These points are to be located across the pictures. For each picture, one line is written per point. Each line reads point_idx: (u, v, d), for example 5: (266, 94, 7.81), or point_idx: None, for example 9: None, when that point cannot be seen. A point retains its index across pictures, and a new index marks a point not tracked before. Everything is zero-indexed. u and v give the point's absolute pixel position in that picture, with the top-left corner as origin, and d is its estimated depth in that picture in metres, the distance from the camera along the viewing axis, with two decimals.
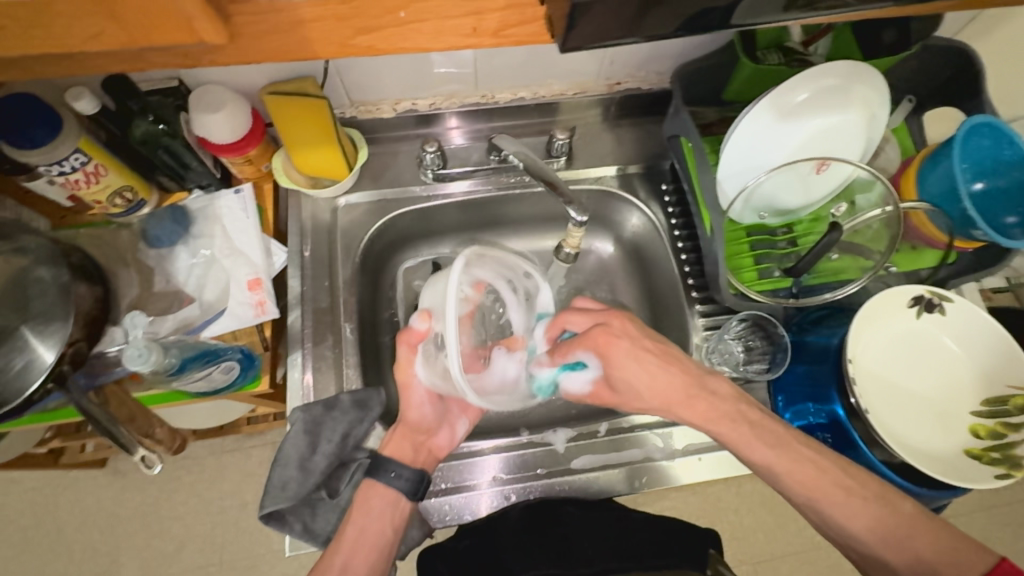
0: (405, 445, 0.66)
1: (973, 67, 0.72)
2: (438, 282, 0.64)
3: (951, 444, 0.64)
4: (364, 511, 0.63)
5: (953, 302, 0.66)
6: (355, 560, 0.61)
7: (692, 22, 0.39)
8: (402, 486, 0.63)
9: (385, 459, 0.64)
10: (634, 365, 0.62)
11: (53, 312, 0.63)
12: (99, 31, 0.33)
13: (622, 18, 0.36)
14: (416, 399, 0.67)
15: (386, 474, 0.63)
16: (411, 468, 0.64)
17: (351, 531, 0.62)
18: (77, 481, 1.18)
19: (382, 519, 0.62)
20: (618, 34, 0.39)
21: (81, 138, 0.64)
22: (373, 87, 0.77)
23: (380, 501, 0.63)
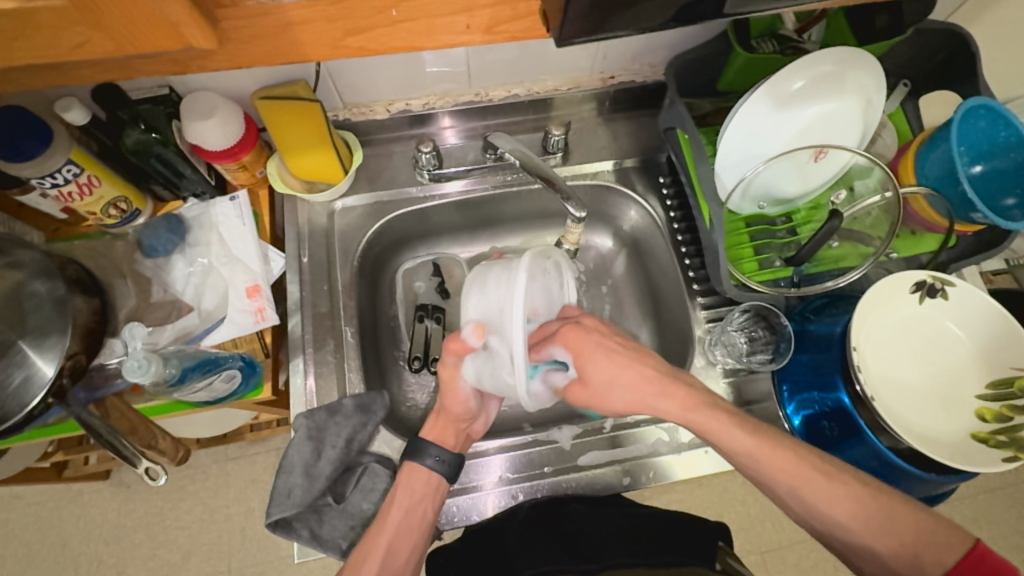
0: (444, 429, 0.67)
1: (968, 49, 0.71)
2: (485, 291, 0.61)
3: (957, 429, 0.64)
4: (407, 492, 0.63)
5: (955, 287, 0.66)
6: (399, 542, 0.62)
7: (687, 11, 0.38)
8: (440, 469, 0.64)
9: (425, 444, 0.65)
10: (605, 359, 0.61)
11: (50, 327, 0.63)
12: (84, 42, 0.32)
13: (613, 11, 0.36)
14: (460, 393, 0.64)
15: (426, 458, 0.64)
16: (450, 452, 0.65)
17: (396, 514, 0.62)
18: (81, 494, 1.18)
19: (425, 500, 0.63)
20: (612, 28, 0.38)
21: (73, 149, 0.63)
22: (366, 88, 0.76)
23: (422, 483, 0.64)
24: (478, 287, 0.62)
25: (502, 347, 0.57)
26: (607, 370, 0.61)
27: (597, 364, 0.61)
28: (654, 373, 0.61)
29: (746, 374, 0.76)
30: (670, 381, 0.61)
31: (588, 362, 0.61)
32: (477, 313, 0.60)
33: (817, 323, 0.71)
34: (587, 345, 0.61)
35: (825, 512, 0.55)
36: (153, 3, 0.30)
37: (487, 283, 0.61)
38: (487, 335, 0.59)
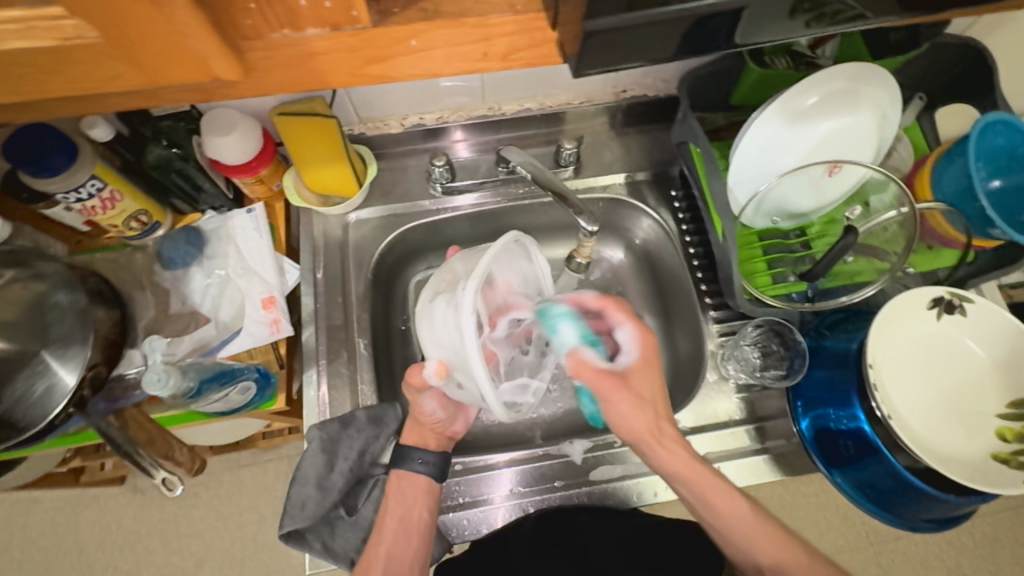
0: (422, 433, 0.68)
1: (985, 63, 0.71)
2: (436, 324, 0.57)
3: (977, 448, 0.63)
4: (398, 499, 0.64)
5: (974, 303, 0.65)
6: (399, 546, 0.63)
7: (690, 42, 0.39)
8: (427, 471, 0.65)
9: (408, 449, 0.66)
10: (649, 377, 0.61)
11: (72, 337, 0.65)
12: (118, 75, 0.33)
13: (618, 45, 0.36)
14: (427, 407, 0.65)
15: (412, 462, 0.65)
16: (433, 453, 0.66)
17: (391, 521, 0.63)
18: (97, 499, 1.19)
19: (418, 504, 0.64)
20: (622, 59, 0.39)
21: (97, 164, 0.65)
22: (382, 104, 0.77)
23: (412, 488, 0.65)
24: (433, 310, 0.58)
25: (467, 385, 0.57)
26: (643, 390, 0.61)
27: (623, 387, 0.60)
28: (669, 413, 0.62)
29: (759, 390, 0.76)
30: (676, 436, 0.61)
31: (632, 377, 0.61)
32: (438, 352, 0.57)
33: (832, 339, 0.71)
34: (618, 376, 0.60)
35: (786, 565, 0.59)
36: (184, 38, 0.31)
37: (438, 314, 0.56)
38: (449, 373, 0.57)
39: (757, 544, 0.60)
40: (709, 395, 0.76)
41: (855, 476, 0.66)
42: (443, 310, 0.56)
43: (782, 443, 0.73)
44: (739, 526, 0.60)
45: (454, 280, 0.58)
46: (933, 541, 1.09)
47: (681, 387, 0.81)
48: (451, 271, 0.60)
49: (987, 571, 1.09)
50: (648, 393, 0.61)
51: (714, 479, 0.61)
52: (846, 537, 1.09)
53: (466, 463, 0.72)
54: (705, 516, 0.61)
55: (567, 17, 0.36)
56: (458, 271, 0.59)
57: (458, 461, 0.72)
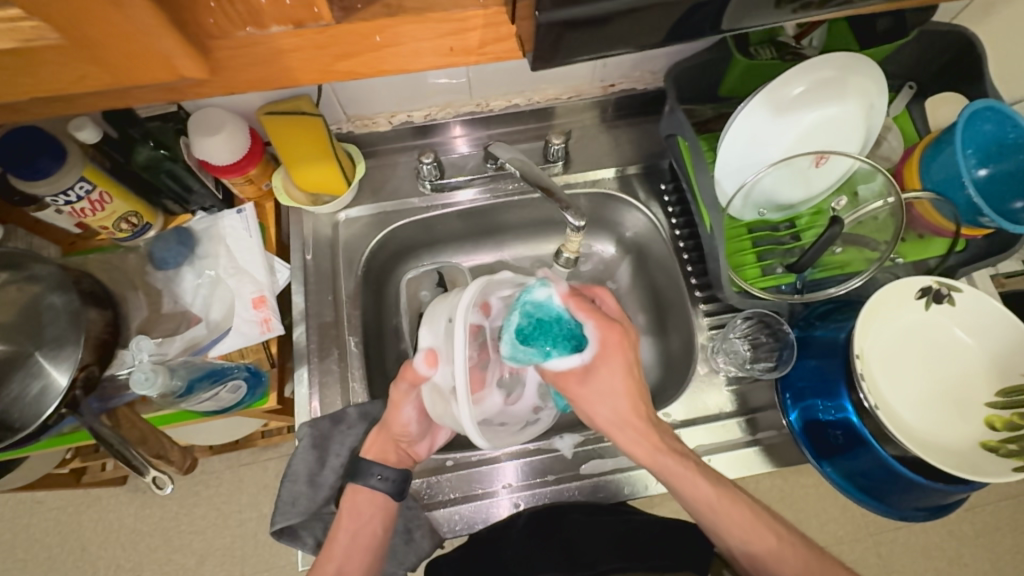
0: (386, 445, 0.66)
1: (974, 50, 0.70)
2: (439, 410, 0.59)
3: (966, 437, 0.63)
4: (353, 516, 0.64)
5: (962, 292, 0.65)
6: (351, 562, 0.63)
7: (677, 29, 0.38)
8: (385, 487, 0.64)
9: (367, 464, 0.65)
10: (613, 373, 0.61)
11: (65, 338, 0.65)
12: (83, 75, 0.33)
13: (582, 36, 0.36)
14: (403, 415, 0.65)
15: (370, 477, 0.64)
16: (394, 469, 0.65)
17: (343, 537, 0.63)
18: (99, 499, 1.20)
19: (373, 520, 0.64)
20: (578, 50, 0.38)
21: (86, 166, 0.66)
22: (369, 101, 0.78)
23: (368, 502, 0.65)
24: (432, 385, 0.60)
25: None
26: (608, 383, 0.61)
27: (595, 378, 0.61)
28: (637, 407, 0.62)
29: (750, 381, 0.76)
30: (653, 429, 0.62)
31: (598, 363, 0.61)
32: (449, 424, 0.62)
33: (822, 329, 0.70)
34: (599, 367, 0.61)
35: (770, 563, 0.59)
36: (146, 38, 0.31)
37: (439, 395, 0.59)
38: None
39: (735, 533, 0.61)
40: (700, 388, 0.76)
41: (844, 465, 0.67)
42: (441, 394, 0.59)
43: (773, 434, 0.73)
44: (718, 513, 0.61)
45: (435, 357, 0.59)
46: (931, 530, 1.09)
47: (672, 380, 0.81)
48: (428, 350, 0.59)
49: (987, 559, 1.09)
50: (617, 387, 0.61)
51: (687, 464, 0.62)
52: (844, 527, 1.09)
53: (457, 459, 0.72)
54: (694, 506, 0.62)
55: (521, 11, 0.35)
56: (437, 347, 0.58)
57: (449, 456, 0.72)
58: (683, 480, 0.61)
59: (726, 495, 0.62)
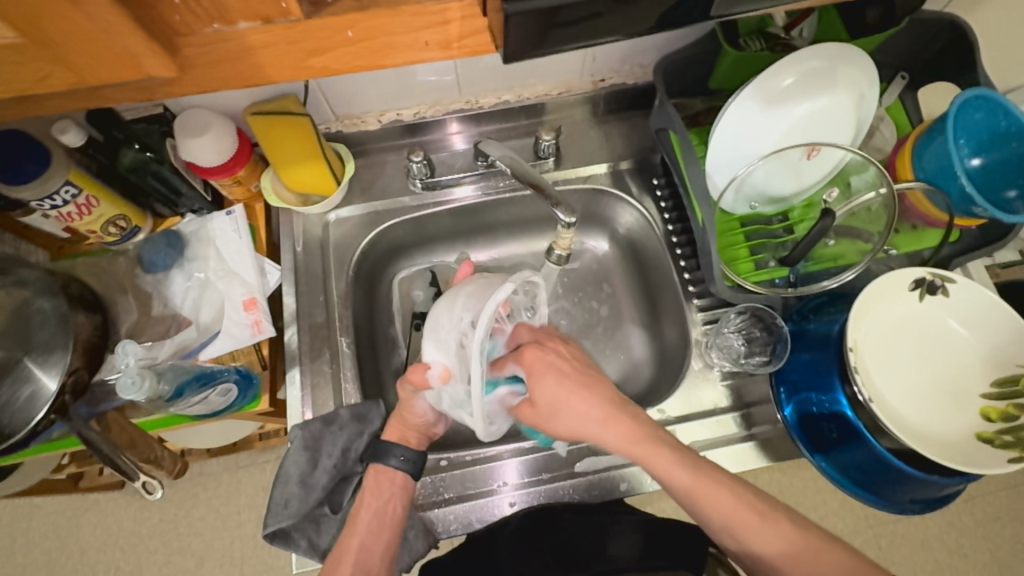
0: (404, 430, 0.68)
1: (966, 38, 0.69)
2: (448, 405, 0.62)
3: (961, 428, 0.62)
4: (374, 493, 0.64)
5: (956, 283, 0.65)
6: (372, 540, 0.63)
7: (669, 16, 0.37)
8: (405, 468, 0.65)
9: (389, 445, 0.65)
10: (555, 383, 0.60)
11: (54, 343, 0.64)
12: (47, 75, 0.32)
13: (560, 26, 0.35)
14: (419, 409, 0.65)
15: (391, 458, 0.65)
16: (414, 450, 0.66)
17: (365, 514, 0.63)
18: (97, 503, 1.20)
19: (394, 500, 0.64)
20: (554, 41, 0.37)
21: (71, 169, 0.65)
22: (357, 100, 0.77)
23: (389, 483, 0.65)
24: (442, 394, 0.61)
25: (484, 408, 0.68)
26: (556, 393, 0.59)
27: (549, 383, 0.60)
28: (601, 401, 0.60)
29: (745, 376, 0.75)
30: (617, 413, 0.59)
31: (537, 381, 0.60)
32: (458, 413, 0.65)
33: (815, 323, 0.70)
34: (545, 374, 0.60)
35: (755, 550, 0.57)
36: (107, 35, 0.30)
37: (451, 404, 0.61)
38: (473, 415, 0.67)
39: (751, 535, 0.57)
40: (694, 384, 0.76)
41: (839, 459, 0.66)
42: (452, 402, 0.61)
43: (768, 428, 0.73)
44: (712, 493, 0.58)
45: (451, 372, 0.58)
46: (931, 522, 1.09)
47: (667, 376, 0.81)
48: (441, 366, 0.59)
49: (988, 550, 1.08)
50: (563, 397, 0.59)
51: (677, 449, 0.59)
52: (844, 520, 1.08)
53: (451, 458, 0.73)
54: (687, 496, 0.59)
55: (492, 3, 0.34)
56: (451, 363, 0.58)
57: (444, 456, 0.73)
58: (666, 459, 0.58)
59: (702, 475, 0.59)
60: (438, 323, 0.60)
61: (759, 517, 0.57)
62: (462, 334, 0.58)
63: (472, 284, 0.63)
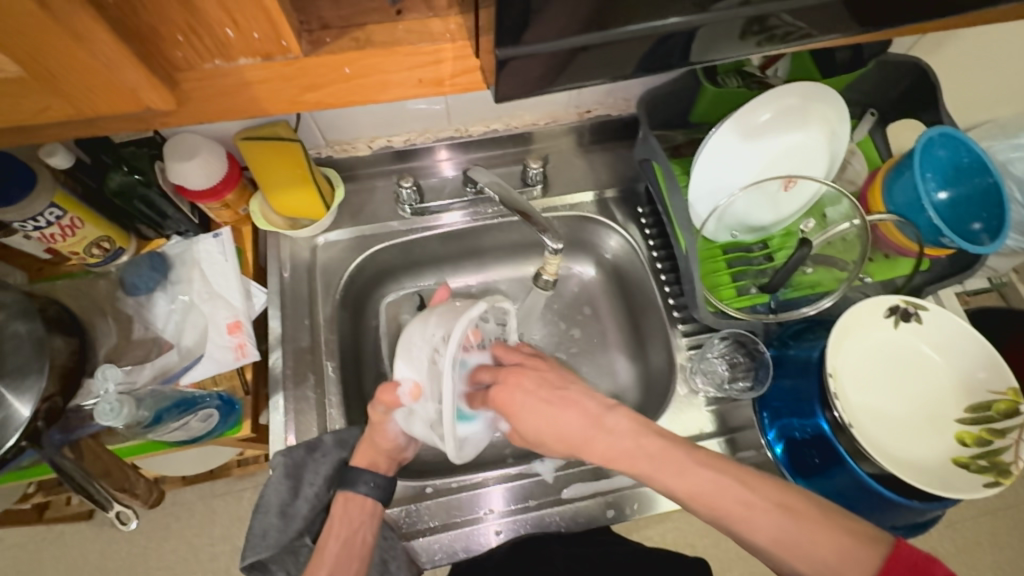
0: (375, 456, 0.66)
1: (928, 80, 0.73)
2: (417, 423, 0.60)
3: (939, 453, 0.64)
4: (342, 522, 0.64)
5: (928, 311, 0.67)
6: (341, 570, 0.63)
7: (650, 59, 0.39)
8: (375, 494, 0.64)
9: (358, 471, 0.64)
10: (537, 407, 0.62)
11: (28, 368, 0.62)
12: (46, 107, 0.33)
13: (547, 69, 0.37)
14: (391, 433, 0.65)
15: (360, 485, 0.64)
16: (384, 476, 0.65)
17: (333, 545, 0.62)
18: (62, 535, 1.15)
19: (363, 527, 0.64)
20: (543, 82, 0.38)
21: (56, 192, 0.64)
22: (348, 127, 0.79)
23: (358, 510, 0.64)
24: (412, 413, 0.60)
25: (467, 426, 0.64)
26: (536, 418, 0.62)
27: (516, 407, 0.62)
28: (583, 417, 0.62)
29: (729, 401, 0.76)
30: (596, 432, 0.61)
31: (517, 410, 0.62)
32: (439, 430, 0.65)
33: (795, 348, 0.72)
34: (514, 406, 0.62)
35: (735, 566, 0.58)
36: (109, 71, 0.31)
37: (422, 425, 0.60)
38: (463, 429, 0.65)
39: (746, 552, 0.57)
40: (679, 409, 0.76)
41: (822, 485, 0.67)
42: (422, 421, 0.60)
43: (753, 454, 0.73)
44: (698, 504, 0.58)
45: (421, 390, 0.58)
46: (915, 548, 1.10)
47: (653, 401, 0.81)
48: (411, 384, 0.59)
49: None
50: (550, 409, 0.62)
51: (662, 456, 0.59)
52: None
53: (437, 485, 0.71)
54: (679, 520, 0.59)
55: (483, 45, 0.36)
56: (422, 379, 0.59)
57: (428, 483, 0.71)
58: (647, 473, 0.59)
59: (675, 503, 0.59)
60: (410, 337, 0.61)
61: (747, 507, 0.55)
62: (433, 349, 0.58)
63: (445, 306, 0.63)
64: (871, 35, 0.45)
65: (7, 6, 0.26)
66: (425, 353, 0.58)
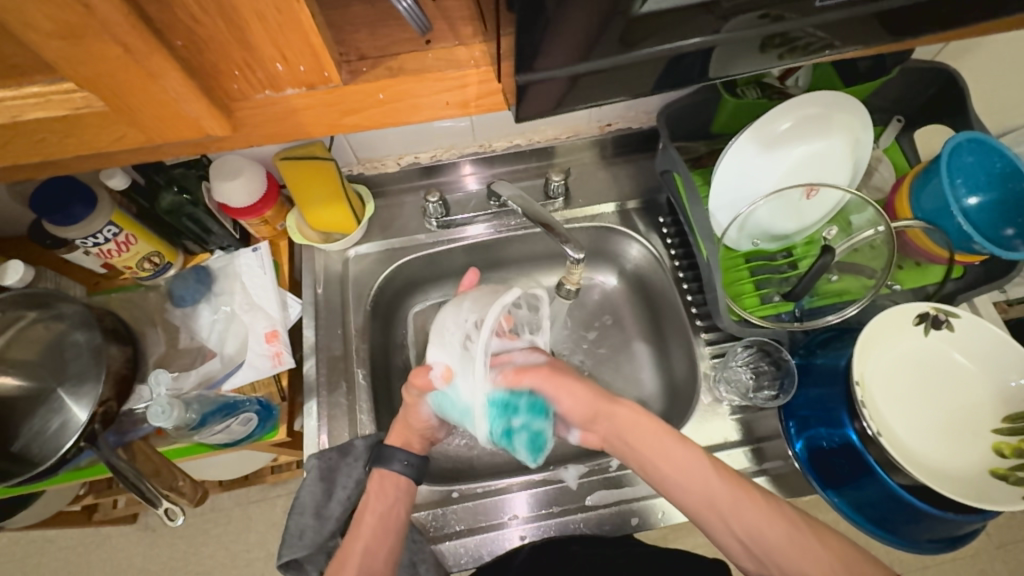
0: (409, 435, 0.69)
1: (956, 85, 0.73)
2: (444, 403, 0.63)
3: (973, 464, 0.62)
4: (378, 497, 0.65)
5: (960, 318, 0.66)
6: (376, 544, 0.63)
7: (666, 78, 0.41)
8: (408, 472, 0.67)
9: (392, 449, 0.67)
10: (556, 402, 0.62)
11: (87, 374, 0.70)
12: (122, 136, 0.36)
13: (569, 91, 0.39)
14: (423, 414, 0.67)
15: (393, 463, 0.66)
16: (416, 455, 0.68)
17: (370, 518, 0.64)
18: (109, 537, 1.21)
19: (397, 503, 0.66)
20: (565, 103, 0.41)
21: (114, 212, 0.70)
22: (379, 146, 0.83)
23: (393, 486, 0.66)
24: (442, 395, 0.62)
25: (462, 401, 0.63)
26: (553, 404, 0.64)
27: (535, 404, 0.63)
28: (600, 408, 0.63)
29: (754, 410, 0.76)
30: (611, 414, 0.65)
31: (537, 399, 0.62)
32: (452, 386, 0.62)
33: (823, 357, 0.71)
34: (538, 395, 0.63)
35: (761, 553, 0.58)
36: (177, 103, 0.35)
37: (450, 404, 0.62)
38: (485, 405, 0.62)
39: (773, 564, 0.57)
40: (703, 418, 0.76)
41: (853, 495, 0.66)
42: (452, 404, 0.62)
43: (780, 464, 0.73)
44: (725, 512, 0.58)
45: (451, 372, 0.60)
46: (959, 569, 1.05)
47: (677, 411, 0.81)
48: (443, 367, 0.61)
49: None
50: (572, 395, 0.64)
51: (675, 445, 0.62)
52: None
53: (463, 490, 0.72)
54: None
55: (507, 69, 0.38)
56: (451, 363, 0.60)
57: (455, 488, 0.73)
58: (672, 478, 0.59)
59: (698, 473, 0.61)
60: (439, 322, 0.63)
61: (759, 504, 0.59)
62: (466, 334, 0.60)
63: (476, 291, 0.66)
64: (889, 45, 0.46)
65: (98, 52, 0.30)
66: (457, 338, 0.61)
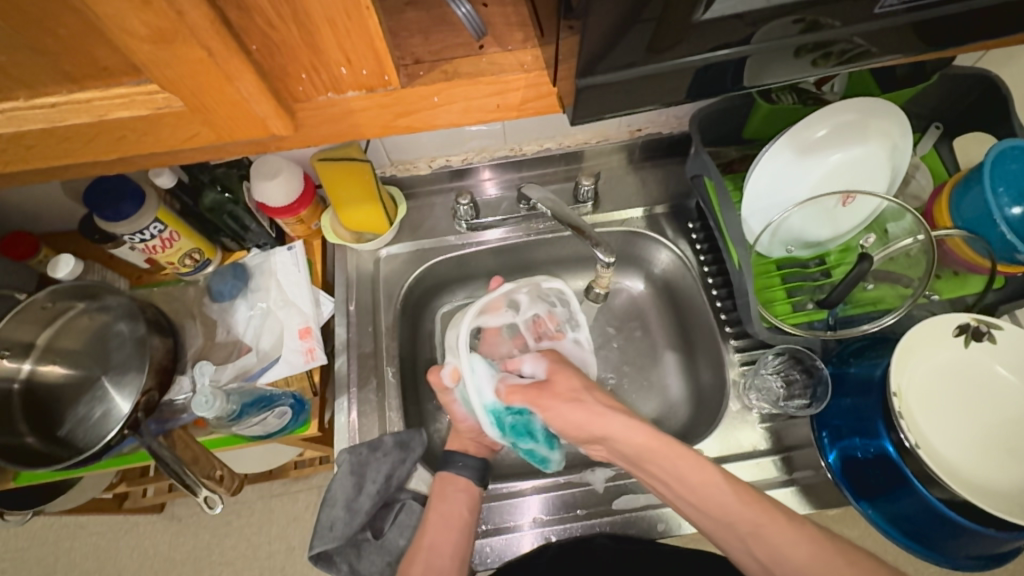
0: (465, 442, 0.72)
1: (999, 92, 0.71)
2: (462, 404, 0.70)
3: (1016, 480, 0.60)
4: (440, 498, 0.67)
5: (1002, 330, 0.64)
6: (441, 539, 0.65)
7: (714, 83, 0.41)
8: (469, 473, 0.68)
9: (453, 453, 0.69)
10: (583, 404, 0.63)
11: (130, 364, 0.73)
12: (194, 135, 0.38)
13: (618, 95, 0.40)
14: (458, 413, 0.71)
15: (454, 464, 0.68)
16: (475, 457, 0.69)
17: (433, 515, 0.65)
18: (137, 525, 1.25)
19: (459, 502, 0.67)
20: (613, 108, 0.42)
21: (160, 209, 0.72)
22: (412, 148, 0.84)
23: (453, 487, 0.67)
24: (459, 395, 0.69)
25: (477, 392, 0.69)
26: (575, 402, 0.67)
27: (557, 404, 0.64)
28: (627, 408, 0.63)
29: (784, 419, 0.75)
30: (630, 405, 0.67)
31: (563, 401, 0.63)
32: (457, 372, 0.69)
33: (857, 366, 0.70)
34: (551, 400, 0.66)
35: (787, 556, 0.56)
36: (248, 103, 0.36)
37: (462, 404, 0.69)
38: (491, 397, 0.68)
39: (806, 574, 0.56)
40: (732, 425, 0.75)
41: (887, 508, 0.65)
42: (466, 402, 0.69)
43: (810, 474, 0.72)
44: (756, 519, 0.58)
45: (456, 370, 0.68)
46: None
47: (704, 417, 0.81)
48: (452, 367, 0.68)
49: None
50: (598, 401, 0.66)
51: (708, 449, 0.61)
52: None
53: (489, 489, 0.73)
54: (739, 530, 0.58)
55: (562, 73, 0.39)
56: (455, 361, 0.68)
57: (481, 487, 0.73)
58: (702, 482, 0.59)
59: (733, 480, 0.60)
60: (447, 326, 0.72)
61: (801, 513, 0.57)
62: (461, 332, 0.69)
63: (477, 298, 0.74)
64: (933, 53, 0.46)
65: (184, 55, 0.31)
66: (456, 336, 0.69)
